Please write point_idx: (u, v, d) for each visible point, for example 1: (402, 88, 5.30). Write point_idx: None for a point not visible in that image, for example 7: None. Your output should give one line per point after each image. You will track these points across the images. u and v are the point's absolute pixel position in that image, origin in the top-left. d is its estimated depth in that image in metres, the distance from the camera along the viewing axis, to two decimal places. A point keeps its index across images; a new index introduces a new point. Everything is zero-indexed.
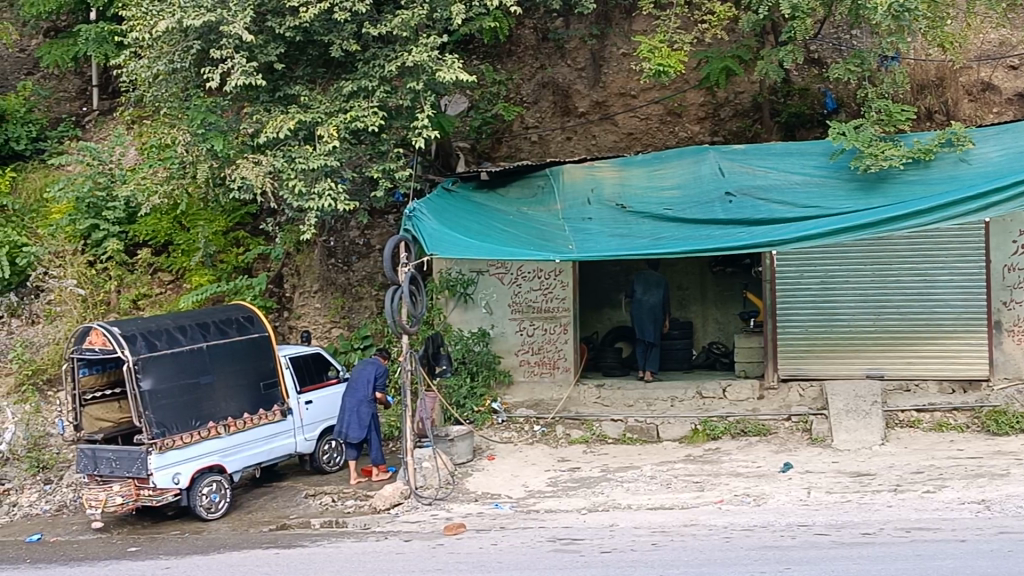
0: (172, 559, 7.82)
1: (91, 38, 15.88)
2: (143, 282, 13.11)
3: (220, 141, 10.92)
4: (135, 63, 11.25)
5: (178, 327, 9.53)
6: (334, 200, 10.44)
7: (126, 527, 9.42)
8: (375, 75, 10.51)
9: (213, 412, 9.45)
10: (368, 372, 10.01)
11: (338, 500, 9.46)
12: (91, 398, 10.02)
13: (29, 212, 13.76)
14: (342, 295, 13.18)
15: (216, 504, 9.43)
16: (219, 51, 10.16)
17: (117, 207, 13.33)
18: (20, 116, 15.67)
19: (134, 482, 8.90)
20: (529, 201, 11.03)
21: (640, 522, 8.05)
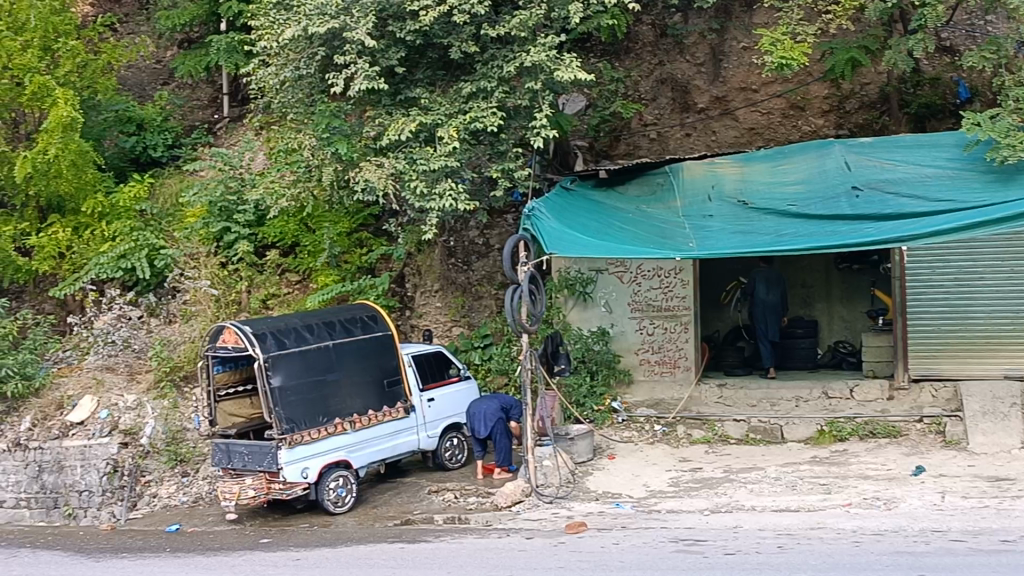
0: (302, 551, 8.06)
1: (223, 48, 16.50)
2: (271, 282, 13.55)
3: (344, 145, 11.22)
4: (263, 70, 11.67)
5: (305, 326, 9.84)
6: (454, 200, 10.55)
7: (258, 518, 9.77)
8: (493, 76, 10.59)
9: (339, 408, 9.71)
10: (501, 398, 10.28)
11: (461, 497, 9.59)
12: (226, 394, 10.44)
13: (165, 216, 14.49)
14: (462, 295, 13.32)
15: (344, 499, 9.66)
16: (342, 57, 10.44)
17: (248, 210, 13.88)
18: (157, 124, 16.42)
19: (266, 475, 9.21)
20: (649, 199, 10.95)
21: (765, 524, 7.90)
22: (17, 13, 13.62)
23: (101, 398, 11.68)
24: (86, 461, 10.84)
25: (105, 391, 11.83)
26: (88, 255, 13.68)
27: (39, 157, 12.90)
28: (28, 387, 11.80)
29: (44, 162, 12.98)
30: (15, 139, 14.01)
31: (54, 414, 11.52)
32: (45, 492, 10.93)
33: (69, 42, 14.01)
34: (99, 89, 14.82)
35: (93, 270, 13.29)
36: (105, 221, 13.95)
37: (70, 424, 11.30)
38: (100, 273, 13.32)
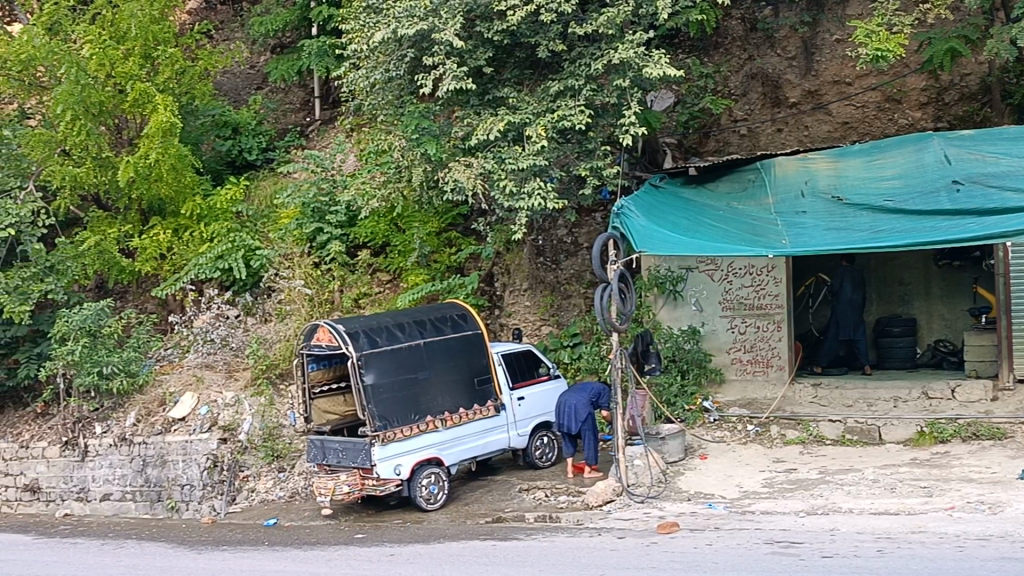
0: (396, 547, 8.17)
1: (314, 52, 16.81)
2: (363, 281, 13.74)
3: (433, 145, 11.32)
4: (354, 73, 11.86)
5: (397, 325, 9.99)
6: (543, 199, 10.53)
7: (353, 514, 9.93)
8: (581, 74, 10.56)
9: (430, 406, 9.81)
10: (588, 387, 10.26)
11: (551, 495, 9.60)
12: (320, 392, 10.62)
13: (261, 217, 14.70)
14: (551, 293, 13.32)
15: (435, 496, 9.75)
16: (432, 58, 10.53)
17: (340, 211, 14.10)
18: (252, 128, 16.82)
19: (359, 472, 9.35)
20: (740, 195, 10.80)
21: (863, 527, 7.73)
22: (119, 23, 14.13)
23: (201, 394, 12.04)
24: (188, 456, 11.27)
25: (205, 389, 12.18)
26: (187, 256, 14.11)
27: (141, 161, 13.38)
28: (132, 383, 12.40)
29: (145, 167, 13.46)
30: (119, 144, 14.53)
31: (157, 409, 12.05)
32: (150, 485, 11.46)
33: (168, 50, 14.45)
34: (196, 95, 15.22)
35: (193, 270, 13.76)
36: (203, 222, 14.40)
37: (172, 420, 11.76)
38: (199, 274, 13.71)
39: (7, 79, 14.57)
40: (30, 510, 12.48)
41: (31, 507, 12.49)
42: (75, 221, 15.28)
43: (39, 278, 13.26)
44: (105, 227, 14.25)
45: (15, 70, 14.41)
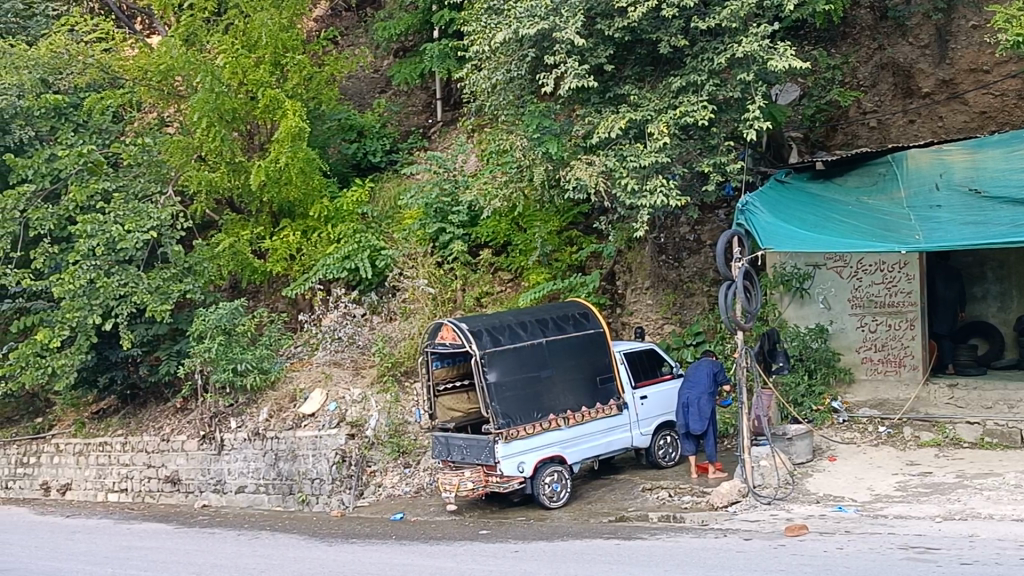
0: (520, 543, 8.22)
1: (436, 55, 17.06)
2: (485, 281, 13.87)
3: (554, 144, 11.34)
4: (476, 74, 12.00)
5: (519, 323, 10.07)
6: (666, 197, 10.42)
7: (477, 511, 10.05)
8: (703, 69, 10.41)
9: (553, 405, 9.84)
10: (702, 372, 10.04)
11: (675, 495, 9.50)
12: (444, 389, 10.81)
13: (385, 218, 15.00)
14: (674, 292, 13.18)
15: (558, 494, 9.78)
16: (553, 57, 10.55)
17: (462, 211, 14.26)
18: (376, 131, 17.20)
19: (483, 469, 9.49)
20: (870, 189, 10.46)
21: (1005, 534, 7.39)
22: (250, 32, 14.64)
23: (329, 391, 12.38)
24: (318, 451, 11.57)
25: (334, 385, 12.51)
26: (315, 256, 14.47)
27: (272, 165, 13.86)
28: (265, 379, 12.82)
29: (276, 170, 13.93)
30: (251, 149, 15.07)
31: (288, 405, 12.45)
32: (282, 479, 11.83)
33: (296, 57, 14.88)
34: (323, 100, 15.58)
35: (321, 270, 14.14)
36: (330, 224, 14.73)
37: (303, 415, 12.15)
38: (327, 274, 14.07)
39: (148, 89, 15.30)
40: (171, 500, 13.11)
41: (172, 497, 13.11)
42: (210, 223, 15.92)
43: (179, 279, 13.87)
44: (238, 230, 14.76)
45: (156, 80, 15.19)
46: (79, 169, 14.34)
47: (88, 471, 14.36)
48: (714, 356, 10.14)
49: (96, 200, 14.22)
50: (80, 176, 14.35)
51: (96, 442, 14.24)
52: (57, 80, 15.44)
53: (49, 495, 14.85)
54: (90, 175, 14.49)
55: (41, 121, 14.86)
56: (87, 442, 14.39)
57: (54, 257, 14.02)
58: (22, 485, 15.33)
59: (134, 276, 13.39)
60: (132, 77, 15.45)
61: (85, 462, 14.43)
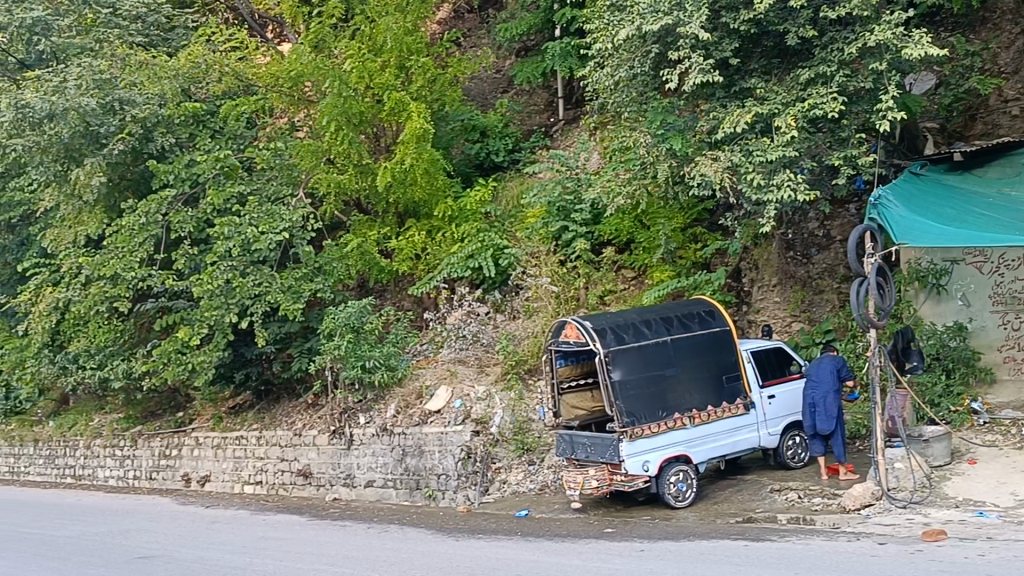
0: (646, 543, 8.16)
1: (557, 53, 17.09)
2: (608, 279, 13.82)
3: (678, 141, 11.28)
4: (599, 72, 12.03)
5: (644, 321, 10.02)
6: (794, 191, 10.17)
7: (602, 509, 10.03)
8: (833, 60, 10.10)
9: (678, 403, 9.75)
10: (825, 368, 9.81)
11: (805, 497, 9.29)
12: (568, 387, 10.86)
13: (508, 217, 15.21)
14: (802, 288, 12.93)
15: (684, 493, 9.67)
16: (677, 53, 10.43)
17: (585, 209, 14.20)
18: (499, 130, 17.35)
19: (608, 467, 9.49)
20: (1013, 179, 9.97)
21: None
22: (377, 36, 14.96)
23: (455, 388, 12.56)
24: (444, 448, 11.63)
25: (459, 382, 12.68)
26: (440, 255, 14.66)
27: (397, 166, 14.12)
28: (392, 376, 13.10)
29: (402, 172, 14.19)
30: (378, 151, 15.40)
31: (415, 402, 12.67)
32: (410, 474, 12.05)
33: (420, 59, 15.12)
34: (447, 101, 15.77)
35: (446, 269, 14.27)
36: (455, 223, 14.87)
37: (429, 412, 12.32)
38: (451, 272, 14.22)
39: (279, 94, 15.80)
40: (304, 493, 13.52)
41: (304, 490, 13.52)
42: (339, 224, 16.32)
43: (310, 278, 14.32)
44: (366, 230, 15.10)
45: (287, 87, 15.63)
46: (216, 173, 14.90)
47: (225, 463, 14.94)
48: (834, 350, 9.92)
49: (232, 203, 14.78)
50: (218, 180, 14.92)
51: (233, 436, 14.80)
52: (197, 89, 16.21)
53: (190, 486, 15.52)
54: (226, 179, 15.06)
55: (180, 129, 15.56)
56: (225, 435, 14.97)
57: (194, 258, 14.65)
58: (165, 476, 16.08)
59: (268, 276, 13.88)
60: (265, 84, 15.98)
61: (222, 455, 15.02)
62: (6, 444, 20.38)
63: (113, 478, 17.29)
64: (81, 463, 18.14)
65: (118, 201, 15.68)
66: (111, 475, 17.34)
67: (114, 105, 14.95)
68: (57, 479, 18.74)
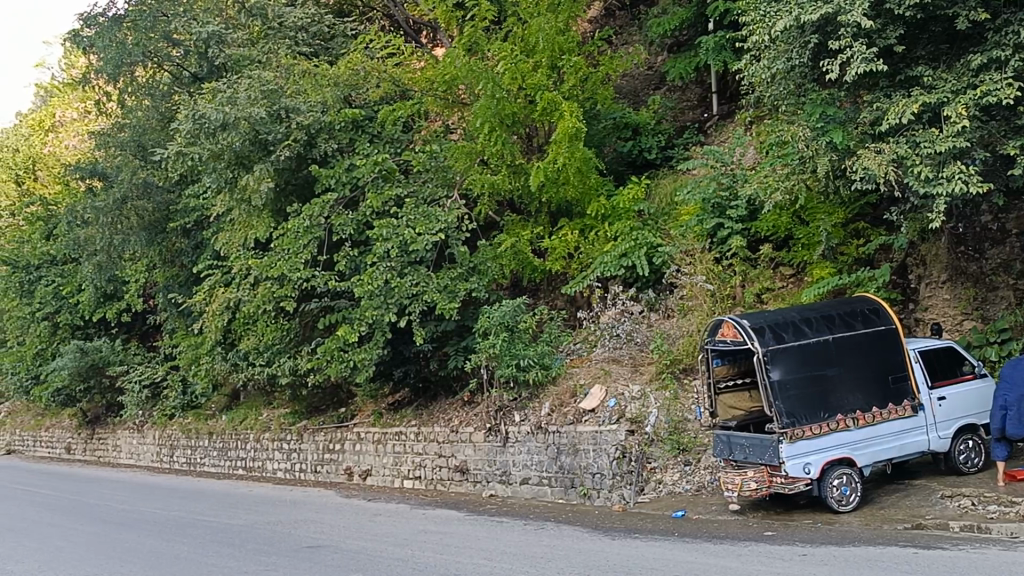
0: (809, 547, 7.94)
1: (711, 48, 16.79)
2: (766, 276, 13.46)
3: (839, 133, 10.81)
4: (754, 65, 11.82)
5: (804, 320, 9.76)
6: (965, 183, 9.62)
7: (761, 511, 9.81)
8: (1008, 43, 9.55)
9: (841, 404, 9.45)
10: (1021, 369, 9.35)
11: (979, 504, 8.81)
12: (725, 387, 10.75)
13: (662, 214, 15.03)
14: (974, 285, 12.26)
15: (848, 498, 9.27)
16: (837, 43, 10.10)
17: (740, 206, 13.77)
18: (651, 127, 17.19)
19: (767, 469, 9.29)
20: None
21: None
22: (529, 37, 15.07)
23: (609, 386, 12.53)
24: (598, 446, 11.66)
25: (613, 381, 12.65)
26: (593, 255, 14.63)
27: (550, 166, 14.11)
28: (547, 375, 13.22)
29: (554, 171, 14.20)
30: (530, 151, 15.56)
31: (569, 400, 12.72)
32: (565, 472, 12.10)
33: (572, 58, 15.08)
34: (599, 99, 15.75)
35: (599, 269, 14.22)
36: (608, 221, 14.81)
37: (583, 411, 12.34)
38: (604, 271, 14.17)
39: (434, 98, 16.18)
40: (461, 489, 13.78)
41: (461, 486, 13.76)
42: (491, 224, 16.54)
43: (465, 278, 14.57)
44: (519, 230, 15.24)
45: (441, 90, 16.01)
46: (374, 176, 15.31)
47: (385, 458, 15.37)
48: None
49: (390, 205, 15.21)
50: (376, 183, 15.32)
51: (392, 432, 15.23)
52: (357, 95, 16.70)
53: (352, 480, 16.03)
54: (383, 182, 15.48)
55: (341, 134, 16.11)
56: (385, 431, 15.42)
57: (354, 259, 15.15)
58: (329, 469, 16.68)
59: (424, 276, 14.20)
60: (421, 88, 16.32)
61: (382, 450, 15.46)
62: (184, 436, 21.59)
63: (281, 471, 18.06)
64: (251, 455, 19.02)
65: (284, 205, 16.38)
66: (279, 468, 18.10)
67: (281, 113, 15.65)
68: (230, 470, 19.73)
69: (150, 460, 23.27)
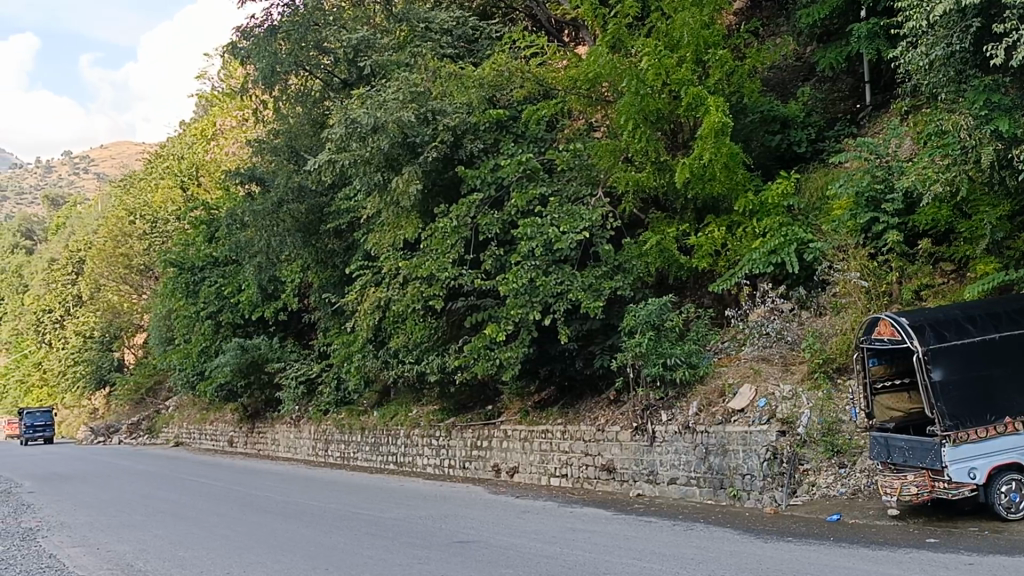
0: (975, 555, 7.58)
1: (863, 35, 16.20)
2: (925, 272, 12.75)
3: (1006, 121, 10.16)
4: (911, 52, 11.36)
5: (968, 317, 9.29)
6: None
7: (923, 517, 9.41)
8: None
9: (1008, 406, 8.98)
10: None
11: None
12: (882, 387, 10.38)
13: (814, 210, 14.57)
14: None
15: (1018, 506, 8.77)
16: (1003, 25, 9.58)
17: (897, 199, 13.00)
18: (800, 120, 16.71)
19: (928, 473, 8.93)
20: None
21: None
22: (674, 32, 14.82)
23: (759, 386, 12.27)
24: (748, 446, 11.46)
25: (763, 381, 12.39)
26: (741, 252, 14.30)
27: (696, 162, 13.84)
28: (694, 374, 13.07)
29: (700, 167, 13.91)
30: (675, 147, 15.33)
31: (717, 400, 12.53)
32: (713, 472, 11.94)
33: (718, 52, 14.75)
34: (746, 92, 15.38)
35: (747, 265, 13.93)
36: (756, 218, 14.41)
37: (733, 411, 12.12)
38: (753, 268, 13.87)
39: (577, 97, 16.06)
40: (608, 487, 13.78)
41: (608, 485, 13.78)
42: (637, 221, 16.43)
43: (610, 277, 14.56)
44: (665, 227, 15.00)
45: (584, 88, 15.85)
46: (519, 176, 15.44)
47: (532, 455, 15.51)
48: None
49: (534, 204, 15.30)
50: (521, 182, 15.42)
51: (539, 429, 15.36)
52: (501, 96, 16.80)
53: (500, 476, 16.24)
54: (529, 181, 15.53)
55: (486, 134, 16.34)
56: (532, 428, 15.57)
57: (500, 257, 15.33)
58: (477, 465, 16.95)
59: (569, 275, 14.25)
60: (564, 87, 16.24)
61: (529, 447, 15.61)
62: (338, 431, 22.34)
63: (430, 466, 18.46)
64: (401, 451, 19.51)
65: (432, 205, 16.74)
66: (428, 463, 18.51)
67: (428, 116, 16.09)
68: (382, 465, 20.28)
69: (306, 453, 24.17)
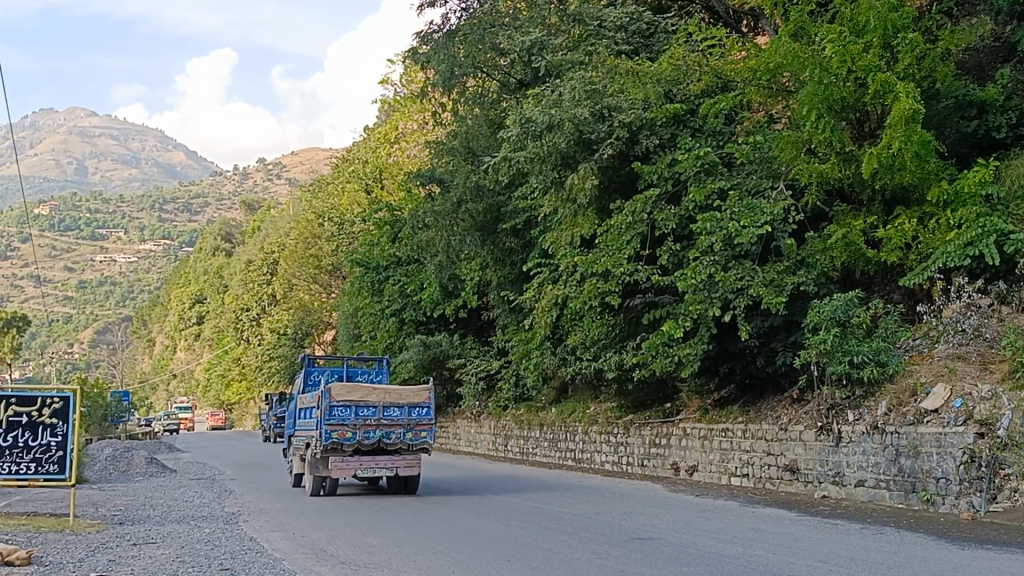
0: None
1: None
2: None
3: None
4: None
5: None
6: None
7: None
8: None
9: None
10: None
11: None
12: None
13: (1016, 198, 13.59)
14: None
15: None
16: None
17: None
18: (1000, 103, 15.57)
19: None
20: None
21: None
22: (859, 16, 14.15)
23: (955, 386, 11.58)
24: (943, 449, 10.92)
25: (959, 380, 11.68)
26: (934, 245, 13.50)
27: (884, 152, 13.20)
28: (883, 372, 12.52)
29: (889, 156, 13.23)
30: (862, 137, 14.59)
31: (909, 400, 11.99)
32: (904, 475, 11.45)
33: (908, 36, 13.97)
34: (938, 77, 14.58)
35: (940, 259, 13.18)
36: (951, 208, 13.53)
37: (925, 411, 11.52)
38: (948, 262, 13.09)
39: (758, 88, 15.44)
40: (791, 488, 13.46)
41: (792, 486, 13.45)
42: (820, 214, 15.94)
43: (792, 272, 14.26)
44: (851, 220, 14.39)
45: (765, 80, 15.23)
46: (696, 171, 15.18)
47: (712, 455, 15.30)
48: None
49: (713, 198, 15.04)
50: (698, 177, 15.18)
51: (719, 428, 15.14)
52: (679, 90, 16.39)
53: (679, 475, 16.10)
54: (707, 175, 15.20)
55: (663, 129, 15.91)
56: (712, 426, 15.39)
57: (676, 253, 15.19)
58: (655, 463, 16.89)
59: (749, 269, 14.07)
60: (742, 79, 15.77)
61: (709, 446, 15.40)
62: (518, 426, 22.75)
63: (609, 463, 18.49)
64: (580, 447, 19.63)
65: (608, 202, 16.88)
66: (607, 460, 18.55)
67: (604, 112, 16.18)
68: (560, 460, 20.45)
69: (487, 448, 24.70)
